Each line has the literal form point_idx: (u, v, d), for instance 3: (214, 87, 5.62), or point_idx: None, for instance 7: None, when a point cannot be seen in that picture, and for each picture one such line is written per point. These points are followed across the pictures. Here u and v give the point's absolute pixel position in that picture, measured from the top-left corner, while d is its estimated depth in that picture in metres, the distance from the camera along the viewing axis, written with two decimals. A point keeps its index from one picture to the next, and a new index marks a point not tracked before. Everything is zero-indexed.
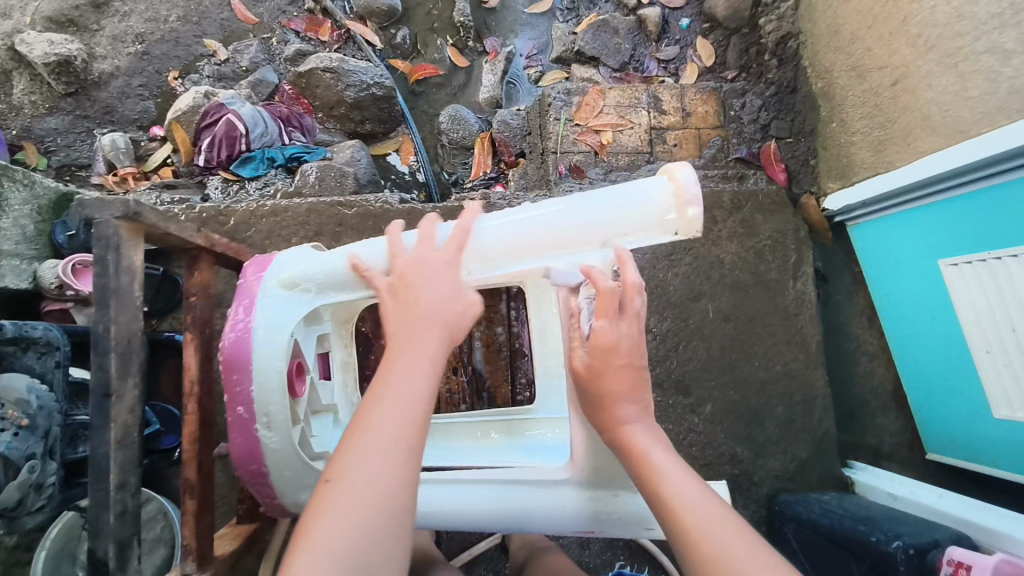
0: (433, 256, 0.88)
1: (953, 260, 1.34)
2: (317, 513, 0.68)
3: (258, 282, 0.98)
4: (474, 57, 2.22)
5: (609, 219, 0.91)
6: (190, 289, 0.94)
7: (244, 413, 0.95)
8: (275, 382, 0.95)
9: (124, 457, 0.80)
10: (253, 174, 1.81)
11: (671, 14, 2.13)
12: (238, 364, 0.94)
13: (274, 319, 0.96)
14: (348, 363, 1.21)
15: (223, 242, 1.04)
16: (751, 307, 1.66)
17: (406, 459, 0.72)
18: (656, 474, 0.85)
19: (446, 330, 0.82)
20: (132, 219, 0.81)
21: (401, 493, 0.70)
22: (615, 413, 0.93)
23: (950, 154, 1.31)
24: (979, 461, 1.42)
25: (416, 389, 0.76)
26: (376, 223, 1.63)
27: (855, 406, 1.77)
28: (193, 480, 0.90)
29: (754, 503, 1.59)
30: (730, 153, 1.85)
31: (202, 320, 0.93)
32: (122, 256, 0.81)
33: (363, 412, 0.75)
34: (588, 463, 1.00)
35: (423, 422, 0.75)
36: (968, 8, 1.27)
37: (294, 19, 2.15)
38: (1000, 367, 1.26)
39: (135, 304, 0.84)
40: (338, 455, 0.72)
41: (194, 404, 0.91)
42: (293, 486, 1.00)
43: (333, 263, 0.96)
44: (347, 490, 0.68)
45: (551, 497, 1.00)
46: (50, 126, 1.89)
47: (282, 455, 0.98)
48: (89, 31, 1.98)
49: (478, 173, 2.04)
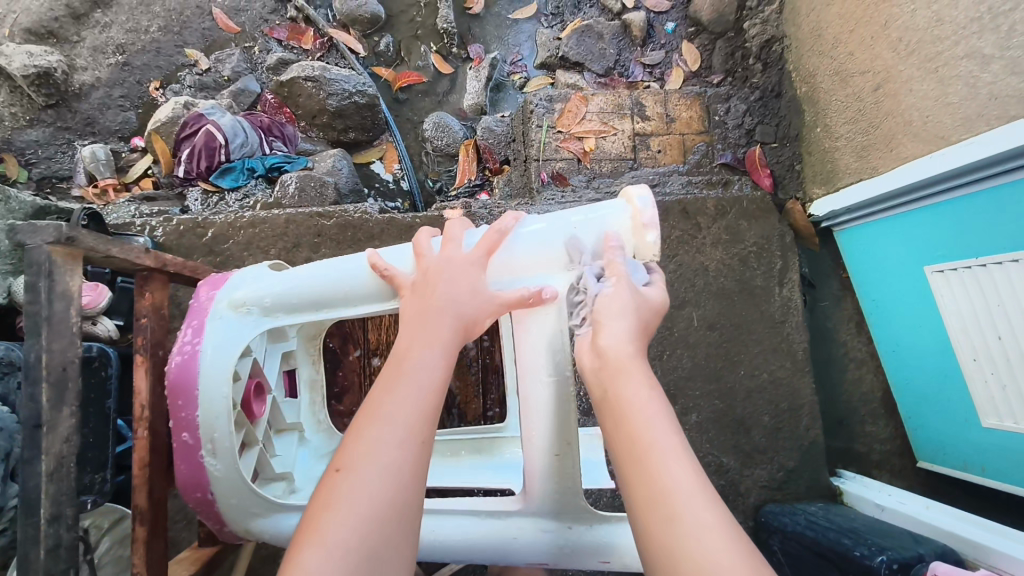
0: (458, 256, 0.89)
1: (938, 267, 1.32)
2: (330, 500, 0.69)
3: (209, 302, 0.99)
4: (458, 64, 2.21)
5: (566, 241, 0.90)
6: (140, 311, 1.00)
7: (189, 439, 0.95)
8: (219, 407, 0.94)
9: (58, 489, 0.81)
10: (233, 185, 1.80)
11: (656, 18, 2.12)
12: (183, 388, 0.95)
13: (222, 340, 0.96)
14: (316, 381, 1.25)
15: (177, 262, 1.09)
16: (736, 315, 1.64)
17: (417, 449, 0.74)
18: (630, 415, 0.73)
19: (466, 324, 0.84)
20: (65, 243, 0.82)
21: (410, 480, 0.72)
22: (599, 343, 0.81)
23: (934, 159, 1.29)
24: (968, 469, 1.39)
25: (427, 380, 0.79)
26: (356, 234, 1.61)
27: (844, 413, 1.72)
28: (142, 507, 0.94)
29: (740, 514, 1.56)
30: (715, 159, 1.83)
31: (153, 343, 0.99)
32: (55, 281, 0.82)
33: (374, 403, 0.77)
34: (542, 493, 0.93)
35: (433, 413, 0.78)
36: (947, 12, 1.24)
37: (277, 28, 2.16)
38: (988, 376, 1.24)
39: (71, 331, 0.85)
40: (350, 443, 0.74)
41: (145, 429, 0.96)
42: (241, 513, 0.98)
43: (284, 284, 0.97)
44: (356, 477, 0.70)
45: (502, 529, 0.94)
46: (31, 139, 1.88)
47: (229, 484, 0.96)
48: (69, 43, 1.98)
49: (463, 181, 2.02)
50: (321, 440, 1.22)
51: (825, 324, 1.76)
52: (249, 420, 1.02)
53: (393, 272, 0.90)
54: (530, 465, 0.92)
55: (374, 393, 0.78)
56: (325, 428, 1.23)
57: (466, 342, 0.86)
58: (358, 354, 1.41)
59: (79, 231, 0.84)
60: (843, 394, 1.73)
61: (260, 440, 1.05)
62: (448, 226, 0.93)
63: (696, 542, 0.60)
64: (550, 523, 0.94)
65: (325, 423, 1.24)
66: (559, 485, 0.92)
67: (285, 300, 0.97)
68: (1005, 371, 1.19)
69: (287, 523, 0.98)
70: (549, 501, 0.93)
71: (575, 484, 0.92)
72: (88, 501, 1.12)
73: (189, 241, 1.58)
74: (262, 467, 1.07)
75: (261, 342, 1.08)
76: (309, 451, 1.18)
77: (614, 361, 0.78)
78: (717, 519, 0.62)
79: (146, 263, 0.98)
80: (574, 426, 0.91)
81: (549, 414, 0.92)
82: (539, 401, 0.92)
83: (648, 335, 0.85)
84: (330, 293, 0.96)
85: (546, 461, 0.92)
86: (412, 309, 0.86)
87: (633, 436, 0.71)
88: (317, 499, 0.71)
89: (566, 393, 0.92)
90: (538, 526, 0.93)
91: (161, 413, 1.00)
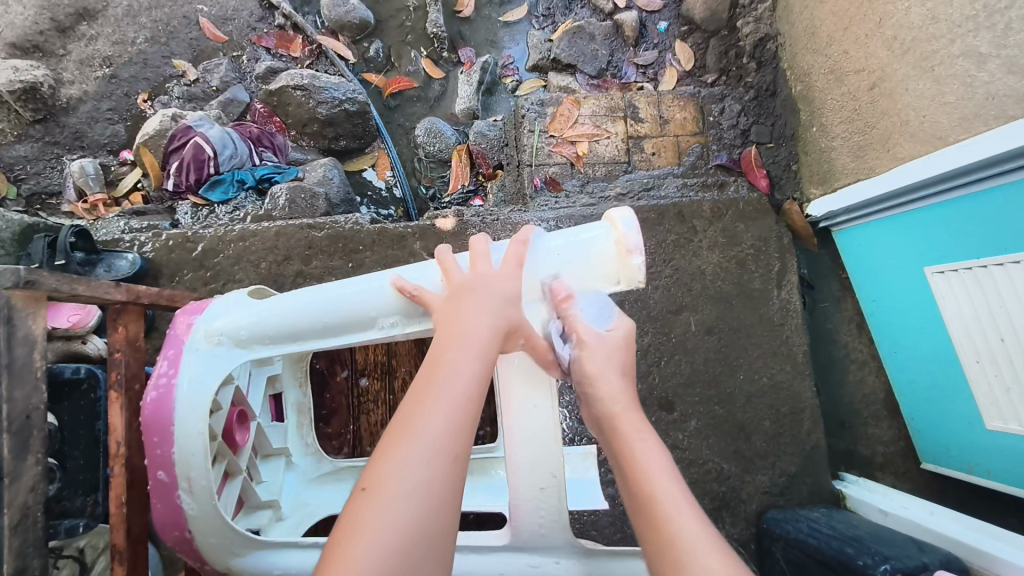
0: (485, 265, 0.90)
1: (939, 269, 1.29)
2: (356, 523, 0.65)
3: (188, 330, 0.98)
4: (450, 68, 2.19)
5: (555, 268, 0.94)
6: (113, 345, 1.00)
7: (165, 477, 0.94)
8: (196, 443, 0.93)
9: (23, 541, 0.81)
10: (222, 199, 1.78)
11: (648, 17, 2.10)
12: (158, 425, 0.94)
13: (198, 373, 0.95)
14: (304, 404, 1.30)
15: (152, 292, 1.10)
16: (734, 319, 1.61)
17: (449, 465, 0.70)
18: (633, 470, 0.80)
19: (500, 323, 0.85)
20: (26, 286, 0.81)
21: (442, 501, 0.68)
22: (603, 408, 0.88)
23: (931, 160, 1.27)
24: (973, 472, 1.37)
25: (461, 388, 0.76)
26: (347, 245, 1.58)
27: (846, 415, 1.68)
28: (121, 546, 0.96)
29: (742, 521, 1.53)
30: (710, 160, 1.81)
31: (128, 377, 1.00)
32: (15, 327, 0.81)
33: (406, 417, 0.74)
34: (529, 530, 0.93)
35: (468, 427, 0.74)
36: (942, 9, 1.22)
37: (265, 36, 2.14)
38: (991, 377, 1.21)
39: (35, 376, 0.84)
40: (377, 462, 0.70)
41: (121, 466, 0.97)
42: (221, 552, 0.97)
43: (264, 311, 0.98)
44: (381, 497, 0.66)
45: (487, 566, 0.95)
46: (20, 154, 1.88)
47: (206, 523, 0.95)
48: (55, 57, 1.97)
49: (456, 187, 1.98)
50: (309, 464, 1.26)
51: (826, 326, 1.73)
52: (230, 451, 1.03)
53: (422, 292, 0.90)
54: (515, 496, 0.93)
55: (405, 406, 0.75)
56: (313, 451, 1.28)
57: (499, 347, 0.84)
58: (346, 375, 1.44)
59: (39, 274, 0.83)
60: (845, 396, 1.69)
61: (244, 470, 1.07)
62: (473, 242, 0.93)
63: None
64: (537, 557, 0.94)
65: (314, 446, 1.28)
66: (545, 517, 0.93)
67: (266, 330, 0.97)
68: (1009, 373, 1.16)
69: (268, 560, 0.98)
70: (535, 534, 0.93)
71: (561, 518, 0.93)
72: (80, 524, 1.06)
73: (178, 257, 1.56)
74: (248, 496, 1.10)
75: (244, 369, 1.11)
76: (296, 475, 1.23)
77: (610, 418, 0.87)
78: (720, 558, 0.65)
79: (117, 297, 0.98)
80: (559, 455, 0.93)
81: (535, 445, 0.93)
82: (527, 430, 0.94)
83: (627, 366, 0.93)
84: (311, 322, 0.96)
85: (532, 493, 0.93)
86: (443, 316, 0.86)
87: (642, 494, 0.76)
88: (340, 524, 0.67)
89: (553, 422, 0.94)
90: (528, 561, 0.94)
91: (140, 447, 1.01)
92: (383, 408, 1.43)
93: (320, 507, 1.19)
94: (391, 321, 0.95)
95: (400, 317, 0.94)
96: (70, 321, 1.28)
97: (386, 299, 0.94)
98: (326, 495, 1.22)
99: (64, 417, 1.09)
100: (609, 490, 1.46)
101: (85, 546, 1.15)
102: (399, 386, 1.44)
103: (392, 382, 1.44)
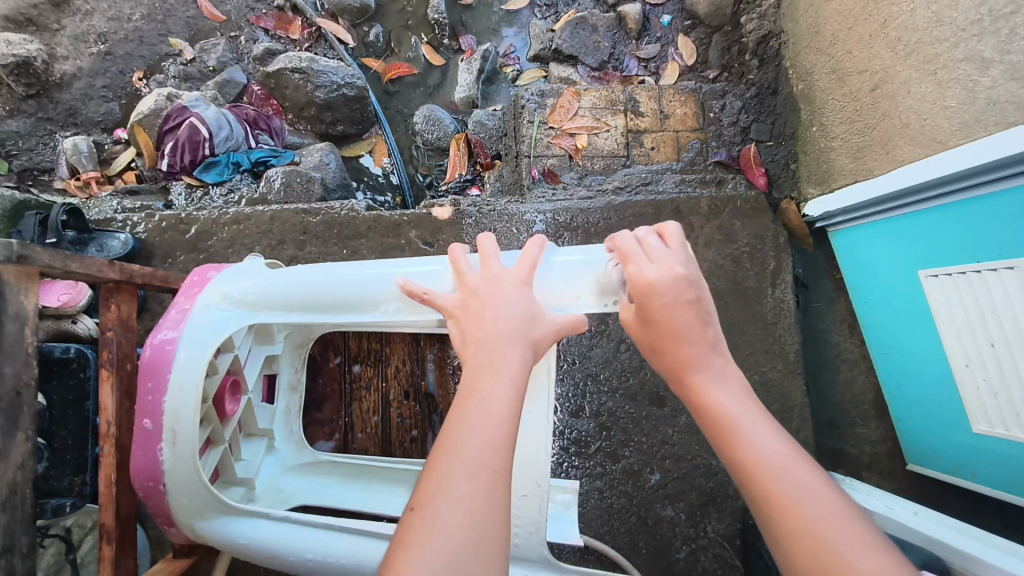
0: (502, 273, 0.90)
1: (932, 271, 1.30)
2: (407, 543, 0.63)
3: (202, 287, 1.04)
4: (450, 56, 2.17)
5: (566, 278, 1.00)
6: (105, 324, 0.99)
7: (151, 425, 0.95)
8: (187, 395, 0.95)
9: (11, 519, 0.81)
10: (217, 179, 1.77)
11: (653, 11, 2.10)
12: (154, 371, 0.96)
13: (203, 325, 0.99)
14: (295, 385, 1.31)
15: (147, 274, 1.09)
16: (727, 316, 1.60)
17: (495, 483, 0.67)
18: (732, 428, 0.76)
19: (529, 351, 0.82)
20: (18, 262, 0.81)
21: (496, 512, 0.66)
22: (681, 352, 0.83)
23: (929, 165, 1.27)
24: (958, 473, 1.38)
25: (496, 412, 0.72)
26: (342, 232, 1.57)
27: (835, 415, 1.69)
28: (110, 526, 0.96)
29: (729, 516, 1.46)
30: (710, 157, 1.80)
31: (120, 357, 1.00)
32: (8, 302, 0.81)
33: (446, 437, 0.71)
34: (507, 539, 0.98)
35: (507, 443, 0.71)
36: (947, 12, 1.21)
37: (263, 17, 2.12)
38: (980, 382, 1.21)
39: (27, 353, 0.84)
40: (424, 480, 0.69)
41: (111, 446, 0.97)
42: (192, 513, 0.98)
43: (275, 281, 1.04)
44: (433, 507, 0.65)
45: None
46: (12, 130, 1.87)
47: (182, 478, 0.96)
48: (49, 31, 1.96)
49: (453, 175, 1.97)
50: (290, 450, 1.26)
51: (818, 325, 1.74)
52: (217, 418, 1.05)
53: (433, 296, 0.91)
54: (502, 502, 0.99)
55: (446, 429, 0.72)
56: (296, 439, 1.27)
57: (530, 373, 0.81)
58: (338, 361, 1.44)
59: (33, 249, 0.82)
60: (834, 397, 1.70)
61: (226, 440, 1.08)
62: (481, 241, 0.94)
63: (821, 531, 0.64)
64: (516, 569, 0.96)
65: (297, 434, 1.28)
66: (524, 526, 0.97)
67: (277, 295, 1.03)
68: (997, 378, 1.16)
69: (235, 527, 0.99)
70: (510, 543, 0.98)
71: (538, 529, 0.97)
72: (66, 504, 1.06)
73: (172, 238, 1.55)
74: (224, 470, 1.11)
75: (245, 340, 1.13)
76: (276, 460, 1.22)
77: (678, 365, 0.84)
78: (850, 529, 0.63)
79: (110, 277, 0.97)
80: (547, 466, 0.99)
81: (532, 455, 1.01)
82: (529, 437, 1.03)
83: (659, 312, 0.84)
84: (319, 297, 1.02)
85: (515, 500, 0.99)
86: (470, 343, 0.82)
87: (743, 457, 0.73)
88: (397, 544, 0.64)
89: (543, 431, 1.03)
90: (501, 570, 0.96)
91: (130, 429, 1.00)
92: (376, 394, 1.44)
93: (296, 495, 1.18)
94: (395, 307, 0.99)
95: (403, 304, 0.99)
96: (60, 300, 1.27)
97: (394, 289, 0.98)
98: (303, 485, 1.21)
99: (53, 396, 1.08)
100: (597, 482, 1.47)
101: (71, 525, 1.17)
102: (391, 373, 1.44)
103: (385, 370, 1.44)
